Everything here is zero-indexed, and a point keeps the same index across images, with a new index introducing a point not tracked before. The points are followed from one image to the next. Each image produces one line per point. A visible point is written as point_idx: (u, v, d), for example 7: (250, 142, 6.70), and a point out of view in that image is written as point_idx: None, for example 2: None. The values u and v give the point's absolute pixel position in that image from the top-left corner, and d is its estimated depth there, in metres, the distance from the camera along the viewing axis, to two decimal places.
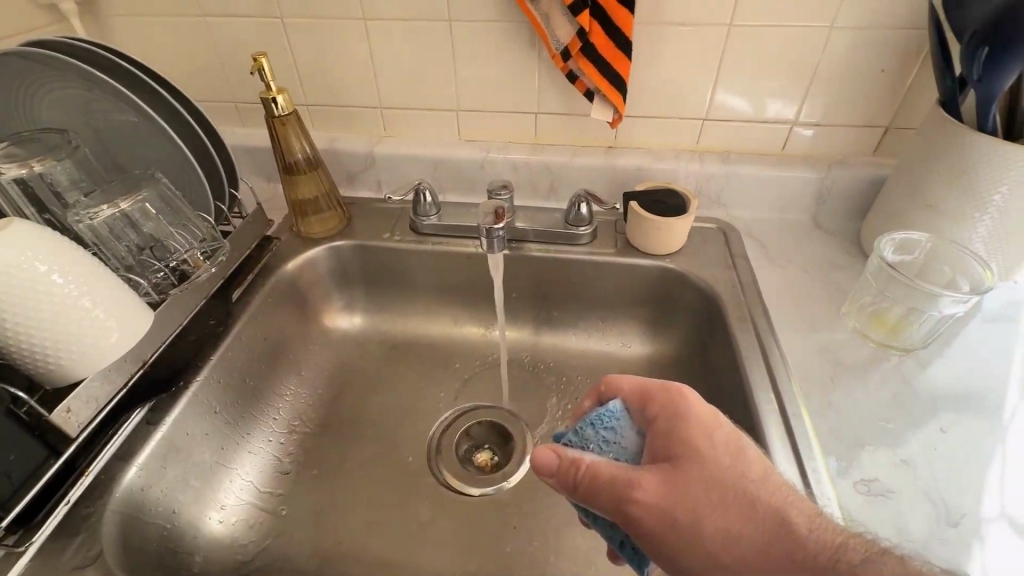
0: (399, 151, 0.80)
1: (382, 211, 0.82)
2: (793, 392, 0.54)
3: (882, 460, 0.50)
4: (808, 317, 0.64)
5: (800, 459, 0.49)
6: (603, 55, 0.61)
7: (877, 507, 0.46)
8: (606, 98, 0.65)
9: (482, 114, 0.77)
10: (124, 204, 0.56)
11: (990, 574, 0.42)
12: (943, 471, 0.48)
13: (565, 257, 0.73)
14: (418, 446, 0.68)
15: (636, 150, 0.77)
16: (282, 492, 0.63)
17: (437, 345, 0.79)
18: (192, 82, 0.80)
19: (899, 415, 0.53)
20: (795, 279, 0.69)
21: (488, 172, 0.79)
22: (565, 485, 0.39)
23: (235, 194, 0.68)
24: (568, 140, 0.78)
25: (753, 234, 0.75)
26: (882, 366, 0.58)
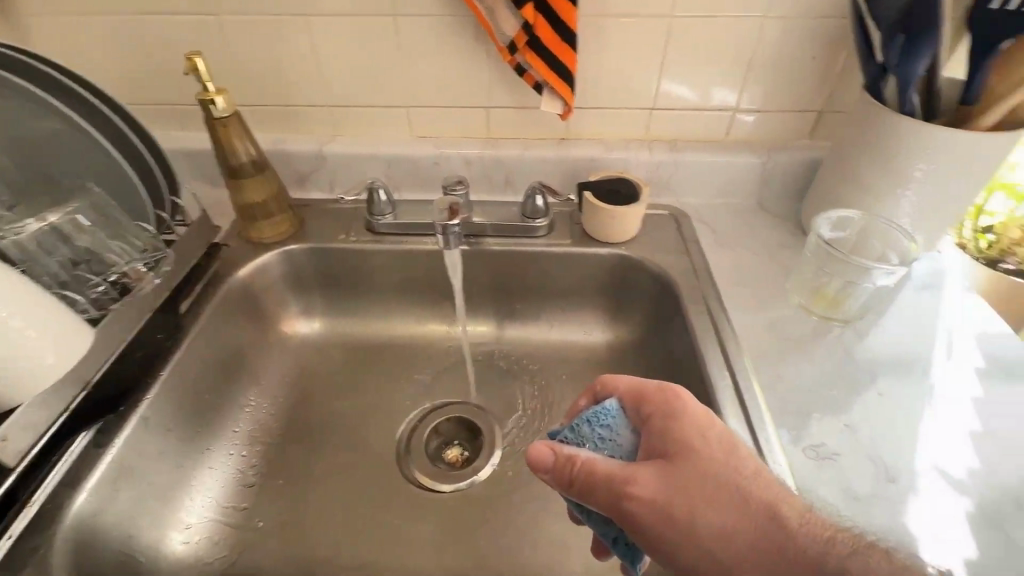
0: (350, 150, 0.78)
1: (336, 212, 0.80)
2: (743, 369, 0.57)
3: (828, 425, 0.53)
4: (756, 296, 0.67)
5: (753, 430, 0.51)
6: (549, 48, 0.62)
7: (825, 469, 0.49)
8: (554, 91, 0.66)
9: (433, 110, 0.77)
10: (51, 217, 0.54)
11: (924, 522, 0.46)
12: (882, 430, 0.52)
13: (523, 249, 0.73)
14: (388, 448, 0.68)
15: (588, 142, 0.78)
16: (246, 505, 0.61)
17: (401, 345, 0.78)
18: (121, 84, 0.75)
19: (842, 382, 0.57)
20: (744, 261, 0.72)
21: (442, 168, 0.79)
22: (561, 480, 0.41)
23: (177, 200, 0.64)
24: (520, 134, 0.78)
25: (703, 219, 0.78)
26: (824, 337, 0.61)
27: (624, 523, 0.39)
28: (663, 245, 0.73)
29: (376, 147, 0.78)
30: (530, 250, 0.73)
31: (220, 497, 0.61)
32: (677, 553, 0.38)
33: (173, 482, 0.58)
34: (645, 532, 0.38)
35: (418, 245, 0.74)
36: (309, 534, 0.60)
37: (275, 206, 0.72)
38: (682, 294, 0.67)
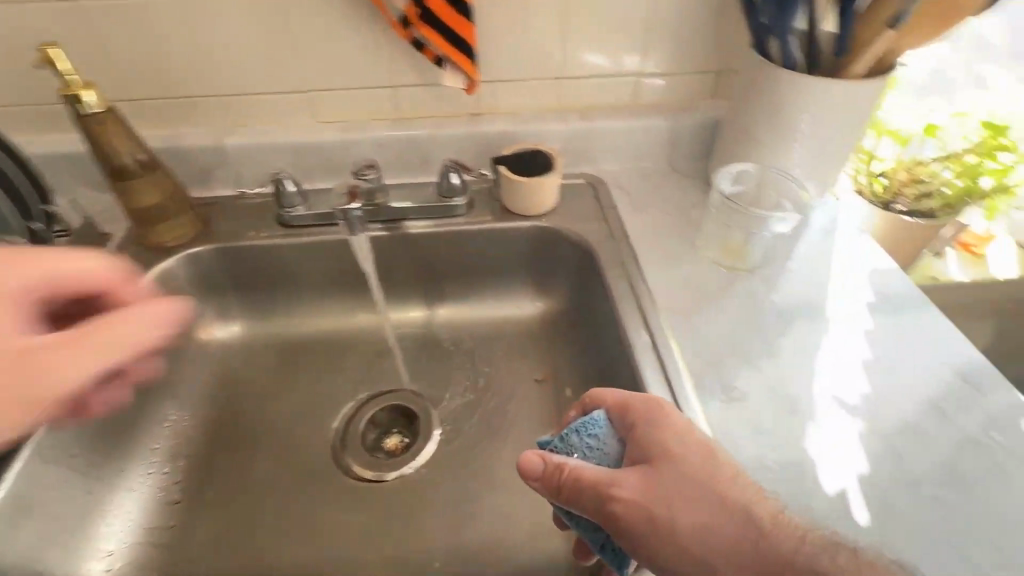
0: (251, 142, 0.74)
1: (244, 209, 0.75)
2: (660, 327, 0.60)
3: (739, 370, 0.56)
4: (671, 254, 0.69)
5: (670, 383, 0.54)
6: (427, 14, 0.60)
7: (735, 411, 0.53)
8: (456, 65, 0.65)
9: (335, 92, 0.73)
10: None
11: (819, 449, 0.50)
12: (785, 370, 0.56)
13: (444, 230, 0.72)
14: (323, 445, 0.66)
15: (500, 115, 0.77)
16: (173, 523, 0.59)
17: (330, 339, 0.76)
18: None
19: (751, 328, 0.60)
20: (660, 222, 0.74)
21: (353, 153, 0.76)
22: (549, 486, 0.43)
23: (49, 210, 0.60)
24: (430, 111, 0.76)
25: (620, 185, 0.79)
26: (734, 287, 0.65)
27: (609, 526, 0.41)
28: (581, 214, 0.74)
29: (279, 135, 0.73)
30: (453, 230, 0.72)
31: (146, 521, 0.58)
32: (659, 555, 0.39)
33: (83, 509, 0.55)
34: (627, 532, 0.40)
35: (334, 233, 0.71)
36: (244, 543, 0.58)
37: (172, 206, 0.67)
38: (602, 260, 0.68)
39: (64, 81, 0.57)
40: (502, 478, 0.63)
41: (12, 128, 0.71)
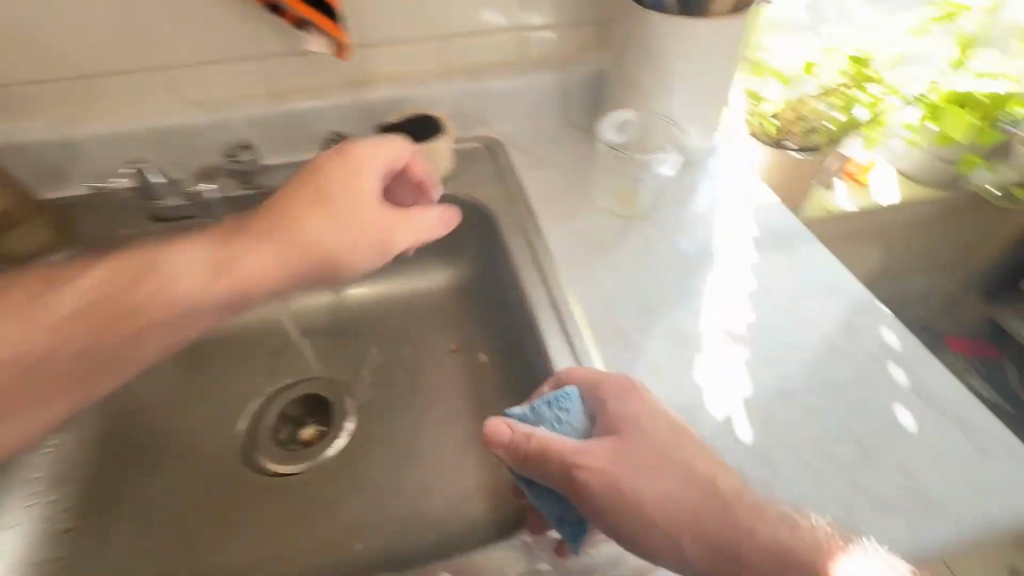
0: (98, 137, 0.66)
1: (113, 206, 0.69)
2: (558, 286, 0.63)
3: (629, 318, 0.62)
4: (566, 205, 0.72)
5: (567, 337, 0.58)
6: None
7: (628, 355, 0.59)
8: (322, 31, 0.62)
9: (189, 69, 0.67)
10: None
11: (702, 379, 0.58)
12: (670, 313, 0.63)
13: None
14: (231, 448, 0.67)
15: (383, 81, 0.74)
16: (64, 553, 0.58)
17: (232, 337, 0.74)
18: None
19: (641, 276, 0.66)
20: (555, 180, 0.75)
21: (227, 132, 0.70)
22: (515, 458, 0.47)
23: None
24: (308, 80, 0.72)
25: (518, 144, 0.78)
26: (625, 236, 0.69)
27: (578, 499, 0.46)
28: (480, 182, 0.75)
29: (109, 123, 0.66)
30: None
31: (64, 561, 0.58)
32: (621, 518, 0.45)
33: None
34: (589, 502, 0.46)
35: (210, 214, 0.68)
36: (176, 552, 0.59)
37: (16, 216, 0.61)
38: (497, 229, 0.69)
39: None
40: (416, 451, 0.65)
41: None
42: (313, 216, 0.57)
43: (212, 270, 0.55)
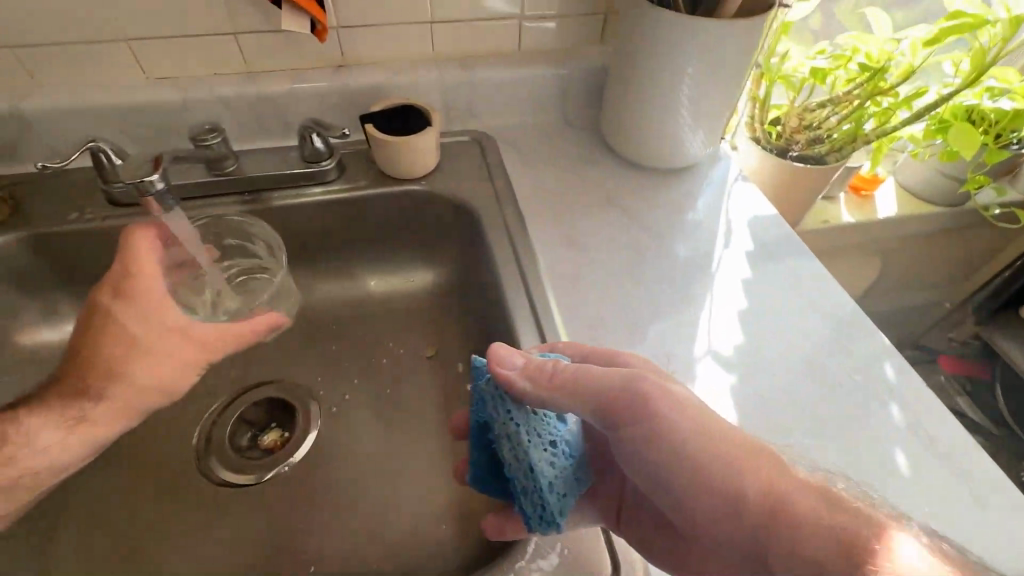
0: (335, 70, 0.59)
1: (293, 156, 0.58)
2: (734, 336, 0.47)
3: (813, 385, 0.44)
4: (765, 248, 0.55)
5: (750, 401, 0.43)
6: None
7: (836, 447, 0.41)
8: (298, 6, 0.48)
9: (454, 18, 0.59)
10: (19, 104, 0.53)
11: (906, 485, 0.39)
12: (852, 384, 0.44)
13: (554, 198, 0.60)
14: (326, 463, 0.52)
15: (633, 51, 0.56)
16: (110, 532, 0.47)
17: (381, 318, 0.61)
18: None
19: (802, 343, 0.47)
20: (752, 306, 0.49)
21: (465, 96, 0.64)
22: (601, 400, 0.34)
23: (23, 114, 0.53)
24: (561, 50, 0.65)
25: (703, 255, 0.54)
26: (800, 290, 0.52)
27: (654, 447, 0.33)
28: (736, 199, 0.60)
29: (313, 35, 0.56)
30: (576, 204, 0.59)
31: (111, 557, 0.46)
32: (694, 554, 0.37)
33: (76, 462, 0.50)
34: (708, 477, 0.32)
35: (419, 164, 0.57)
36: (252, 547, 0.47)
37: (155, 163, 0.47)
38: (728, 252, 0.54)
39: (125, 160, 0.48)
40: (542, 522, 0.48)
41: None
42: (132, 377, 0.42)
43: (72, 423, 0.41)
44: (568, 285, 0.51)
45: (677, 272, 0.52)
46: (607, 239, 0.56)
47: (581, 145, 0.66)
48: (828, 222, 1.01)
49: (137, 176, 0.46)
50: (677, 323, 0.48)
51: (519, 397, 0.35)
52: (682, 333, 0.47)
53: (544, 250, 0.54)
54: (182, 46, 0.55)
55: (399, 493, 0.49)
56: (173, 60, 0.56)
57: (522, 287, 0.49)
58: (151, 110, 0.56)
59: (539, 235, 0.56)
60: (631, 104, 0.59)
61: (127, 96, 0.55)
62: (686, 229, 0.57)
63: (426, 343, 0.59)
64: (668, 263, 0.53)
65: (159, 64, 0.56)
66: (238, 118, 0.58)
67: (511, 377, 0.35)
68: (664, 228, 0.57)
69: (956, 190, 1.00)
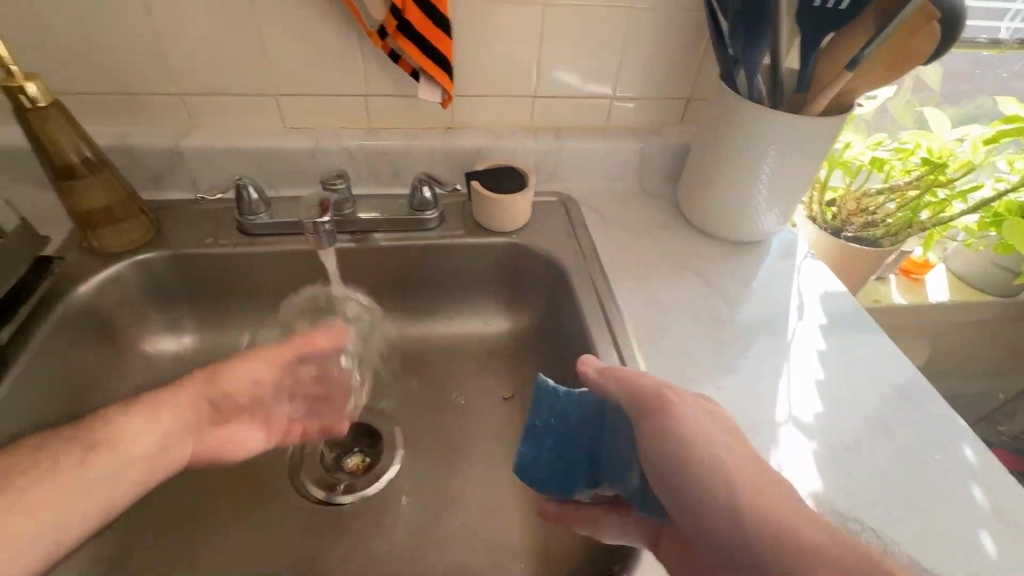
0: (445, 132, 0.67)
1: (401, 205, 0.64)
2: (813, 404, 0.49)
3: (870, 441, 0.47)
4: (837, 322, 0.58)
5: (810, 453, 0.46)
6: (425, 35, 0.52)
7: (882, 500, 0.43)
8: (431, 78, 0.56)
9: (554, 94, 0.67)
10: (179, 142, 0.62)
11: (942, 549, 0.41)
12: (907, 449, 0.47)
13: (632, 258, 0.65)
14: (406, 488, 0.55)
15: (714, 136, 0.62)
16: (211, 533, 0.51)
17: (461, 355, 0.65)
18: (74, 39, 0.55)
19: (865, 402, 0.50)
20: (829, 377, 0.52)
21: (556, 161, 0.70)
22: (636, 398, 0.37)
23: (182, 151, 0.62)
24: (644, 126, 0.72)
25: (778, 325, 0.57)
26: (868, 360, 0.54)
27: (668, 446, 0.34)
28: (807, 275, 0.64)
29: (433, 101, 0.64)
30: (654, 266, 0.64)
31: (211, 564, 0.49)
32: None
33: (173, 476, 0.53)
34: (706, 482, 0.32)
35: (514, 219, 0.63)
36: (337, 562, 0.49)
37: (322, 207, 0.55)
38: (802, 322, 0.57)
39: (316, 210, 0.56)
40: None
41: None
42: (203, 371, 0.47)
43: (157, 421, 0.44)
44: (650, 342, 0.55)
45: (753, 338, 0.56)
46: (683, 301, 0.60)
47: (656, 214, 0.71)
48: (879, 301, 1.03)
49: (308, 218, 0.55)
50: (757, 388, 0.50)
51: (597, 393, 0.41)
52: (762, 398, 0.50)
53: (627, 308, 0.58)
54: (319, 102, 0.63)
55: (475, 525, 0.52)
56: (309, 114, 0.64)
57: (609, 339, 0.53)
58: (285, 154, 0.64)
59: (620, 291, 0.60)
60: (710, 182, 0.64)
61: (266, 142, 0.63)
62: (761, 300, 0.60)
63: (502, 384, 0.63)
64: (745, 330, 0.57)
65: (298, 116, 0.64)
66: (356, 167, 0.66)
67: (589, 371, 0.41)
68: (737, 296, 0.61)
69: (1012, 280, 1.01)
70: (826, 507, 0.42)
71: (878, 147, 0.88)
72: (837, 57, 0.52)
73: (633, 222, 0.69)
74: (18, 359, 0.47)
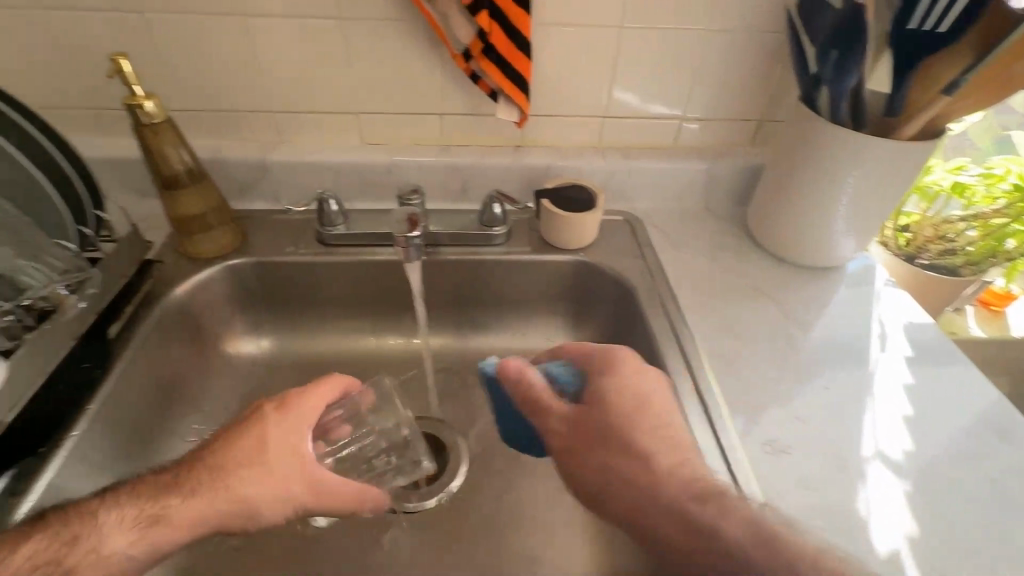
0: (514, 150, 0.68)
1: (470, 221, 0.66)
2: (902, 442, 0.47)
3: (962, 483, 0.44)
4: (924, 355, 0.55)
5: (900, 494, 0.43)
6: (508, 58, 0.54)
7: (980, 547, 0.40)
8: (509, 98, 0.57)
9: (624, 115, 0.67)
10: (266, 155, 0.65)
11: None
12: (999, 492, 0.44)
13: (700, 280, 0.64)
14: (468, 500, 0.55)
15: (789, 158, 0.61)
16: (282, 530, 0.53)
17: None
18: (180, 60, 0.59)
19: (955, 440, 0.47)
20: (918, 414, 0.49)
21: (622, 180, 0.70)
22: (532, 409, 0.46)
23: (268, 164, 0.66)
24: (714, 147, 0.71)
25: (858, 356, 0.55)
26: (957, 395, 0.51)
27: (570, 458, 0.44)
28: (888, 305, 0.61)
29: (506, 120, 0.66)
30: (722, 289, 0.63)
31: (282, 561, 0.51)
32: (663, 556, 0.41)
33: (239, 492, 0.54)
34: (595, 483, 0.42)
35: (582, 238, 0.63)
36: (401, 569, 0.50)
37: (412, 224, 0.57)
38: (885, 354, 0.55)
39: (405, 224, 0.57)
40: None
41: (104, 134, 0.64)
42: (218, 466, 0.40)
43: (138, 527, 0.38)
44: (721, 366, 0.53)
45: (832, 367, 0.54)
46: (755, 326, 0.58)
47: (724, 236, 0.70)
48: (956, 334, 0.97)
49: (399, 232, 0.57)
50: (839, 420, 0.48)
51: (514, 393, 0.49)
52: (844, 432, 0.47)
53: (697, 330, 0.57)
54: (397, 121, 0.66)
55: (536, 542, 0.52)
56: (386, 131, 0.67)
57: (681, 360, 0.53)
58: (362, 169, 0.66)
59: (689, 312, 0.59)
60: (783, 206, 0.63)
61: (346, 157, 0.66)
62: (838, 328, 0.58)
63: None
64: (824, 359, 0.54)
65: (376, 134, 0.67)
66: (428, 182, 0.68)
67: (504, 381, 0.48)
68: (813, 323, 0.59)
69: None
70: (917, 551, 0.40)
71: (961, 172, 0.83)
72: (941, 76, 0.49)
73: (698, 243, 0.68)
74: (105, 382, 0.48)
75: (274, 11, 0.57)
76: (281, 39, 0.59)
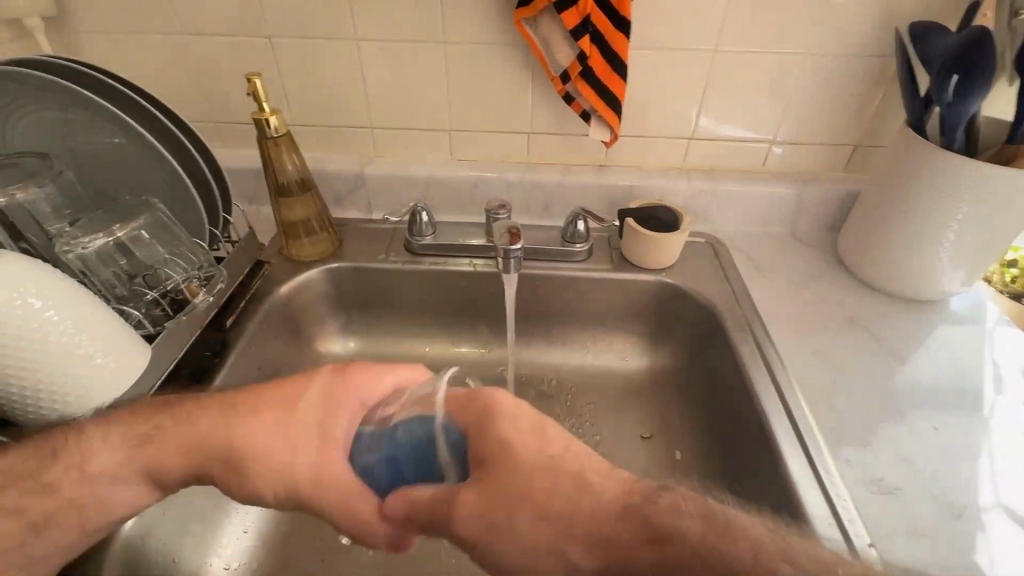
0: (599, 169, 0.70)
1: (553, 236, 0.67)
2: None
3: None
4: None
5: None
6: (604, 81, 0.56)
7: None
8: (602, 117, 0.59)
9: (712, 137, 0.67)
10: (365, 169, 0.70)
11: None
12: None
13: (788, 306, 0.62)
14: None
15: (889, 185, 0.58)
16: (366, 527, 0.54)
17: (597, 385, 0.66)
18: (298, 79, 0.65)
19: None
20: None
21: (706, 202, 0.70)
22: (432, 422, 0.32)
23: (367, 177, 0.70)
24: (805, 171, 0.69)
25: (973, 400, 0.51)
26: None
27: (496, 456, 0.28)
28: (1004, 349, 0.56)
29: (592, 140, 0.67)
30: (812, 317, 0.60)
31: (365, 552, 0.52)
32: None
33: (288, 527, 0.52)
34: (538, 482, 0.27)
35: (665, 258, 0.63)
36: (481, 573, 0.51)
37: (512, 236, 0.58)
38: (1003, 400, 0.51)
39: (508, 234, 0.58)
40: None
41: (227, 143, 0.71)
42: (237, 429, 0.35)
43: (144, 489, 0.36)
44: (816, 397, 0.51)
45: (941, 408, 0.50)
46: (852, 359, 0.55)
47: (814, 262, 0.68)
48: None
49: (499, 243, 0.58)
50: (955, 468, 0.45)
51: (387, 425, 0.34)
52: (958, 479, 0.44)
53: (786, 357, 0.55)
54: (486, 137, 0.68)
55: None
56: (476, 148, 0.69)
57: (772, 386, 0.51)
58: (452, 184, 0.70)
59: (776, 339, 0.57)
60: (883, 234, 0.60)
61: (437, 171, 0.69)
62: (947, 368, 0.54)
63: (640, 419, 0.62)
64: (933, 398, 0.51)
65: (466, 149, 0.70)
66: (513, 198, 0.70)
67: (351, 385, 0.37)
68: (918, 361, 0.55)
69: None
70: None
71: None
72: None
73: (790, 271, 0.66)
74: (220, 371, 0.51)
75: (384, 37, 0.61)
76: (387, 61, 0.63)
